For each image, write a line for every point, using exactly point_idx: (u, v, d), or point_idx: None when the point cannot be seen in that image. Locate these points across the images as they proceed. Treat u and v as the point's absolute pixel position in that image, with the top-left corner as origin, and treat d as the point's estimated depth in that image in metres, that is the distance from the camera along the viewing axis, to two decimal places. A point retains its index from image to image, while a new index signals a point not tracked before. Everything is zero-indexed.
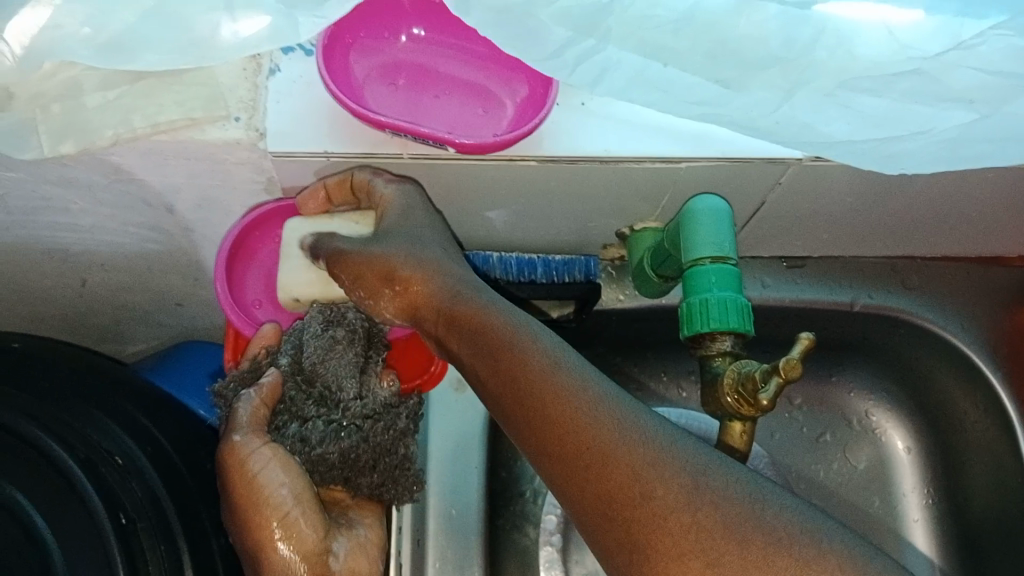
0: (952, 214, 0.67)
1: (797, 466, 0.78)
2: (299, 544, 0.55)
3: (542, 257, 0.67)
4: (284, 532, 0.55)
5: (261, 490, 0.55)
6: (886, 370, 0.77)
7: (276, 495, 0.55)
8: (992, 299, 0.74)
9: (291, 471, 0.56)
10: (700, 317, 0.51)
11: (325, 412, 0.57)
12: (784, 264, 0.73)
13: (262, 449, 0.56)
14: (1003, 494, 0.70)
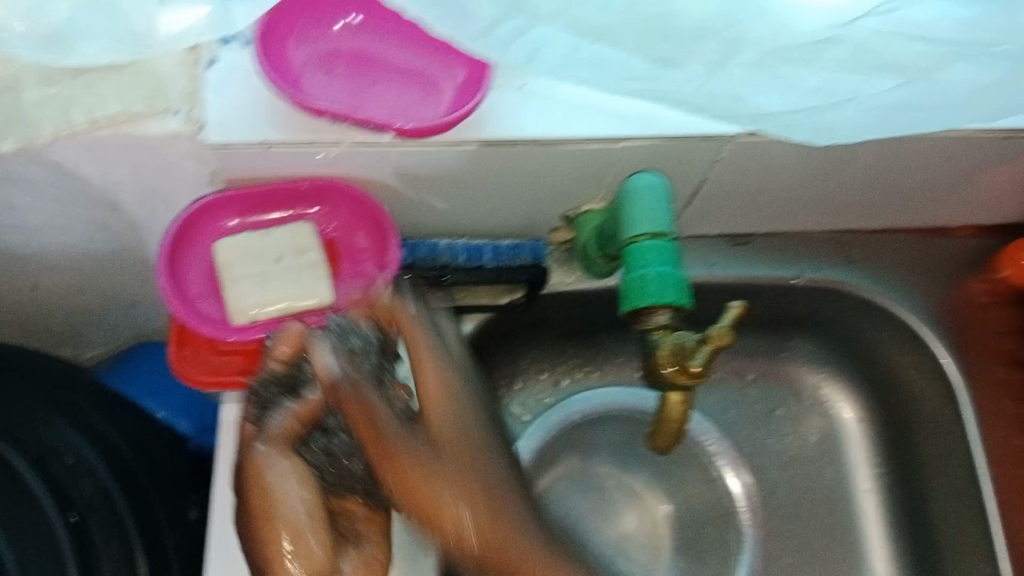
0: (887, 184, 0.69)
1: (751, 444, 0.79)
2: (310, 562, 0.49)
3: (489, 242, 0.66)
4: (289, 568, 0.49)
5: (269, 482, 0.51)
6: (835, 345, 0.78)
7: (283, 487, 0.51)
8: (936, 271, 0.76)
9: (307, 486, 0.51)
10: (639, 292, 0.52)
11: (343, 426, 0.51)
12: (730, 243, 0.74)
13: (283, 463, 0.52)
14: (948, 464, 0.72)
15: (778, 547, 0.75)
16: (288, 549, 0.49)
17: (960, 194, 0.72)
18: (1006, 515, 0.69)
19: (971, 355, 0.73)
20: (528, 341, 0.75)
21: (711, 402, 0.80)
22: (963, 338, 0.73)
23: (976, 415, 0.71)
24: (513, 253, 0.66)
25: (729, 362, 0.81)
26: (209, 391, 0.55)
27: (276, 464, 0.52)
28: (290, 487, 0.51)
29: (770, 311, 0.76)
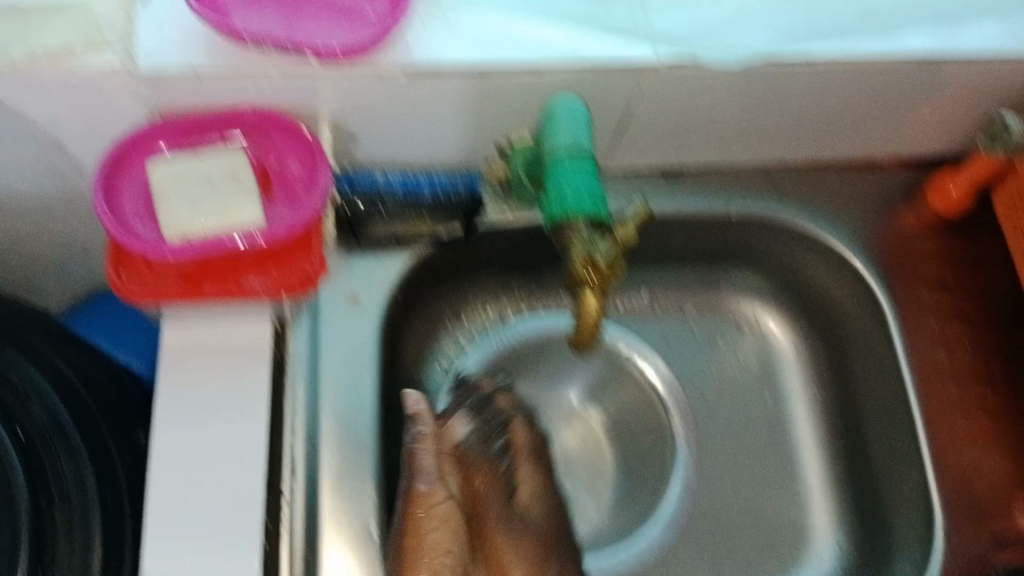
0: (808, 116, 0.71)
1: (691, 374, 0.82)
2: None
3: (426, 175, 0.68)
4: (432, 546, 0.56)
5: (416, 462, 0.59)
6: (773, 277, 0.81)
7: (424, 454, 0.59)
8: (867, 204, 0.78)
9: (450, 526, 0.57)
10: (558, 206, 0.54)
11: (490, 465, 0.62)
12: (663, 177, 0.76)
13: (460, 484, 0.60)
14: (880, 383, 0.75)
15: (718, 471, 0.78)
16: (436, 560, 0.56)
17: (881, 125, 0.74)
18: (930, 429, 0.71)
19: (896, 282, 0.76)
20: (471, 277, 0.77)
21: (652, 334, 0.83)
22: (893, 265, 0.76)
23: (901, 336, 0.74)
24: (448, 186, 0.67)
25: (670, 297, 0.83)
26: (144, 306, 0.56)
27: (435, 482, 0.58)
28: (428, 470, 0.58)
29: (705, 245, 0.79)
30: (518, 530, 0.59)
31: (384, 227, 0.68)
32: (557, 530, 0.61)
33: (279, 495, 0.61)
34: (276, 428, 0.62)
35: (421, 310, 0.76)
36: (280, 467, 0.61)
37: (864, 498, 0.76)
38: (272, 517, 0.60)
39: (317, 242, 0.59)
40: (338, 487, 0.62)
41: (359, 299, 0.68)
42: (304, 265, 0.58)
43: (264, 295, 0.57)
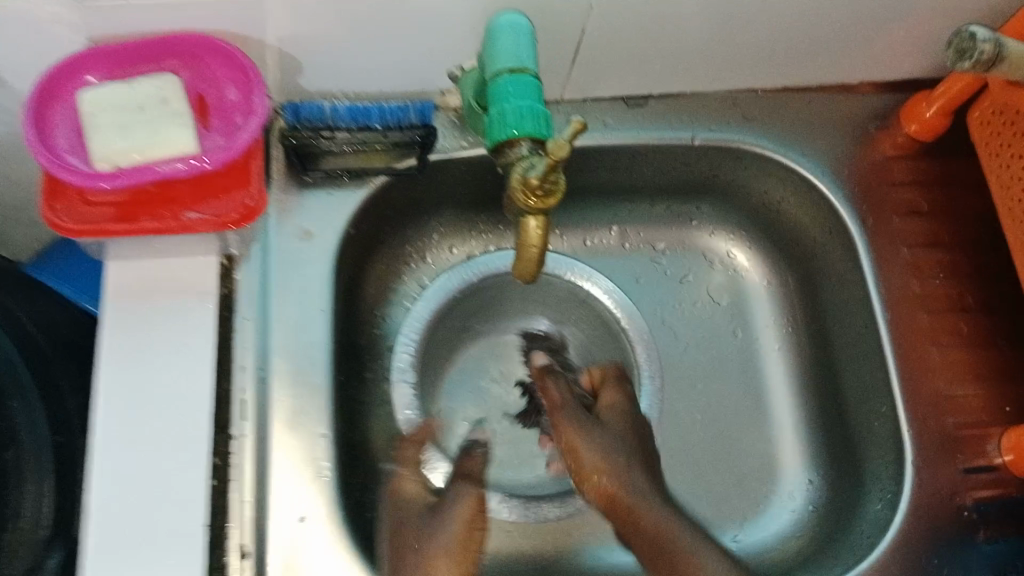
0: (772, 36, 0.68)
1: (660, 309, 0.81)
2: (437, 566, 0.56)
3: (375, 105, 0.66)
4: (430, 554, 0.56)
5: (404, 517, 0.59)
6: (741, 209, 0.80)
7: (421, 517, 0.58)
8: (840, 130, 0.76)
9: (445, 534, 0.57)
10: (499, 124, 0.53)
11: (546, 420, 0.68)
12: (625, 104, 0.73)
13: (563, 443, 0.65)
14: (849, 313, 0.74)
15: (687, 407, 0.78)
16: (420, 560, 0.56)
17: (851, 46, 0.71)
18: (903, 356, 0.69)
19: (869, 209, 0.73)
20: (433, 212, 0.76)
21: (620, 270, 0.82)
22: (865, 192, 0.74)
23: (873, 264, 0.72)
24: (398, 114, 0.66)
25: (640, 233, 0.82)
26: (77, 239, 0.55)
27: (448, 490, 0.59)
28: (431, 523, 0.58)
29: (672, 176, 0.77)
30: (609, 444, 0.65)
31: (337, 160, 0.67)
32: (636, 433, 0.66)
33: (230, 432, 0.59)
34: (226, 365, 0.60)
35: (382, 247, 0.74)
36: (229, 404, 0.59)
37: (836, 430, 0.75)
38: (220, 454, 0.58)
39: (255, 174, 0.57)
40: (292, 425, 0.61)
41: (311, 234, 0.66)
42: (243, 196, 0.56)
43: (201, 228, 0.55)
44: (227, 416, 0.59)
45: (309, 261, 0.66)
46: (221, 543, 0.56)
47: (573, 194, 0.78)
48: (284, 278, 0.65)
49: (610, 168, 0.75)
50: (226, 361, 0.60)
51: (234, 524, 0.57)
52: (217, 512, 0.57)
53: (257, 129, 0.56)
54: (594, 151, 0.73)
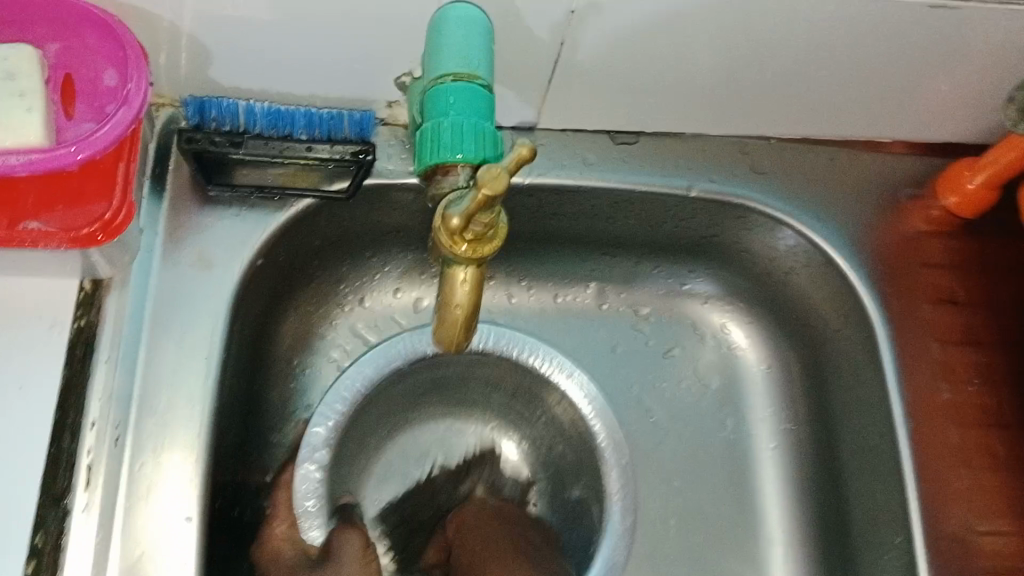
0: (798, 73, 0.56)
1: (638, 386, 0.68)
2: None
3: (301, 109, 0.53)
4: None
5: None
6: (743, 278, 0.67)
7: (303, 566, 0.54)
8: (866, 193, 0.63)
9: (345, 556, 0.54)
10: (431, 145, 0.40)
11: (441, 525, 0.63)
12: (612, 139, 0.60)
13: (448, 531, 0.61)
14: (859, 413, 0.61)
15: (659, 508, 0.65)
16: (291, 550, 0.54)
17: (891, 92, 0.58)
18: (923, 479, 0.57)
19: (894, 293, 0.61)
20: (374, 248, 0.63)
21: (596, 337, 0.69)
22: (892, 273, 0.61)
23: (894, 362, 0.59)
24: (330, 125, 0.54)
25: (621, 294, 0.69)
26: None
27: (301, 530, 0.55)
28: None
29: (663, 231, 0.65)
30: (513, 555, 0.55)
31: (253, 174, 0.55)
32: (516, 545, 0.57)
33: (67, 505, 0.46)
34: (71, 419, 0.47)
35: (308, 282, 0.62)
36: (71, 468, 0.46)
37: (837, 554, 0.62)
38: (45, 533, 0.45)
39: (120, 182, 0.44)
40: (151, 500, 0.48)
41: (207, 261, 0.54)
42: (101, 208, 0.44)
43: (42, 243, 0.42)
44: (63, 485, 0.46)
45: (201, 293, 0.53)
46: None
47: (544, 242, 0.65)
48: (165, 311, 0.52)
49: (588, 214, 0.62)
50: (73, 416, 0.47)
51: None
52: None
53: (126, 125, 0.43)
54: (568, 192, 0.60)
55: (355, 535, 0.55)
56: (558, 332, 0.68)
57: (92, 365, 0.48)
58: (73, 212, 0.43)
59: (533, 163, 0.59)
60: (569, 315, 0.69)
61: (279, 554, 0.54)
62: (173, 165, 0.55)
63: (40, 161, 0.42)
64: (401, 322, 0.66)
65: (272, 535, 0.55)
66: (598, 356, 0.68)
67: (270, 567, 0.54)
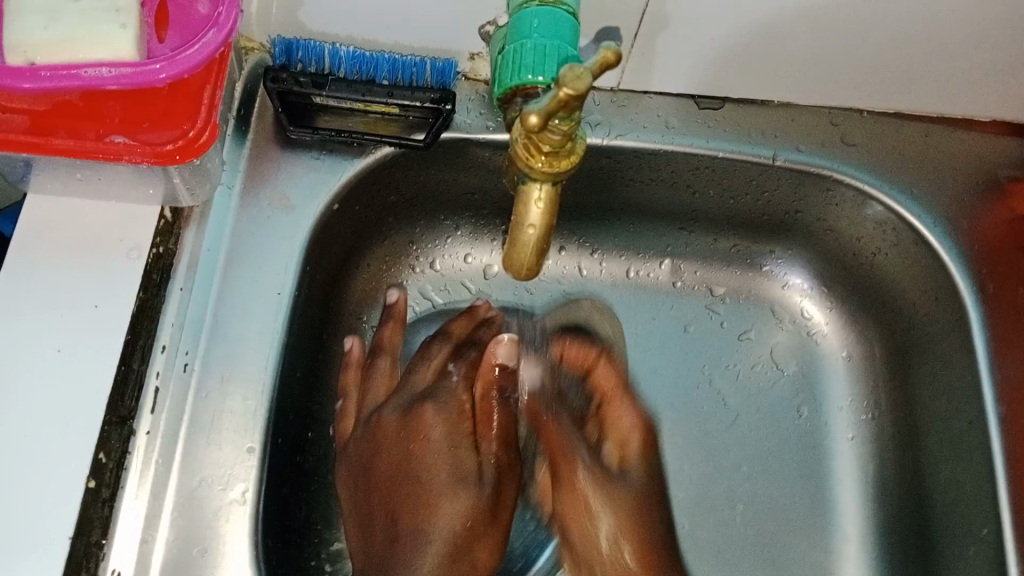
0: (895, 41, 0.53)
1: (710, 367, 0.66)
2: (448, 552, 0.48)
3: (384, 57, 0.53)
4: (448, 517, 0.48)
5: (427, 488, 0.49)
6: (827, 258, 0.65)
7: (450, 476, 0.50)
8: (964, 173, 0.60)
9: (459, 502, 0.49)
10: (513, 68, 0.40)
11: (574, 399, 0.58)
12: (696, 104, 0.59)
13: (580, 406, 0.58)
14: (948, 402, 0.58)
15: (726, 493, 0.63)
16: (439, 443, 0.51)
17: (998, 66, 0.55)
18: (1014, 470, 0.53)
19: (991, 275, 0.57)
20: (449, 210, 0.63)
21: (667, 315, 0.67)
22: (991, 256, 0.58)
23: (988, 348, 0.55)
24: (412, 72, 0.54)
25: (698, 272, 0.68)
26: None
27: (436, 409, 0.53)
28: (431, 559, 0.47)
29: (743, 205, 0.63)
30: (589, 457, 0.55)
31: (335, 121, 0.55)
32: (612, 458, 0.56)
33: (133, 425, 0.46)
34: (142, 342, 0.47)
35: (381, 237, 0.62)
36: (138, 389, 0.46)
37: (916, 548, 0.59)
38: (109, 451, 0.44)
39: (205, 102, 0.45)
40: (214, 430, 0.48)
41: (287, 199, 0.54)
42: (184, 126, 0.45)
43: (125, 155, 0.44)
44: (130, 406, 0.46)
45: (278, 230, 0.53)
46: (87, 567, 0.43)
47: (618, 212, 0.64)
48: (240, 247, 0.52)
49: (667, 182, 0.61)
50: (144, 338, 0.47)
51: (113, 547, 0.44)
52: (88, 523, 0.43)
53: (214, 46, 0.45)
54: (645, 156, 0.59)
55: (512, 467, 0.52)
56: (630, 306, 0.67)
57: (166, 291, 0.49)
58: (161, 130, 0.45)
59: (613, 124, 0.58)
60: (643, 290, 0.67)
61: (441, 433, 0.51)
62: (258, 107, 0.55)
63: (129, 75, 0.43)
64: (469, 287, 0.66)
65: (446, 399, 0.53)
66: (672, 334, 0.67)
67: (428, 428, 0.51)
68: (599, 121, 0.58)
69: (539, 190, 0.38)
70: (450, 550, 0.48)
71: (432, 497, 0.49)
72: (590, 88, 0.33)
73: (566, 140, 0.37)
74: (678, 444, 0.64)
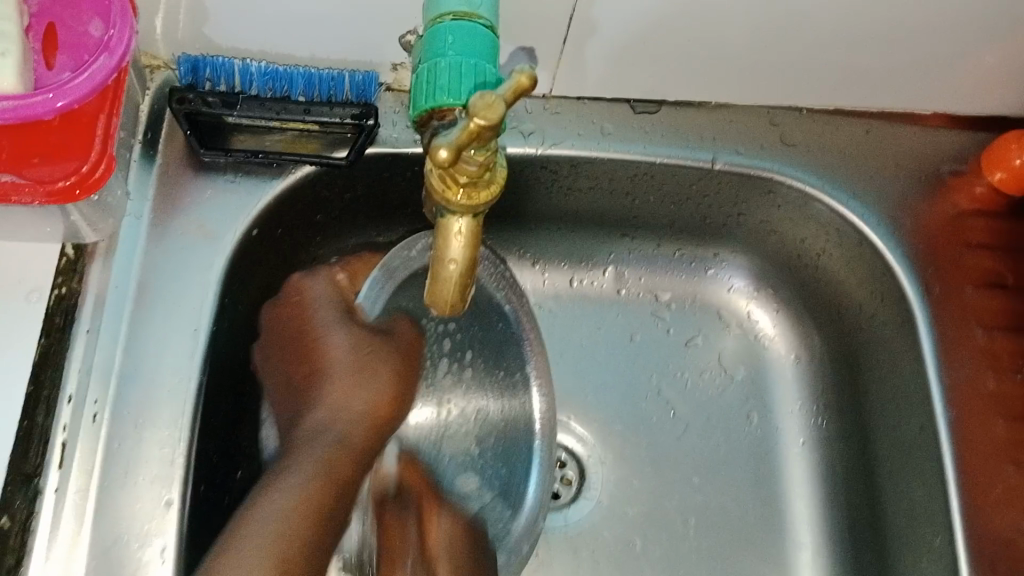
0: (832, 39, 0.51)
1: (658, 376, 0.64)
2: (342, 405, 0.50)
3: (300, 71, 0.50)
4: (330, 348, 0.51)
5: (315, 338, 0.51)
6: (772, 259, 0.63)
7: (334, 326, 0.52)
8: (904, 170, 0.59)
9: (349, 339, 0.51)
10: (427, 89, 0.37)
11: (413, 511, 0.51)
12: (632, 108, 0.57)
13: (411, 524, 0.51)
14: (897, 404, 0.57)
15: (679, 506, 0.61)
16: (314, 301, 0.52)
17: (934, 61, 0.53)
18: (965, 475, 0.52)
19: (936, 275, 0.56)
20: (381, 227, 0.60)
21: (613, 324, 0.65)
22: (934, 253, 0.57)
23: (934, 350, 0.54)
24: (330, 86, 0.51)
25: (642, 278, 0.66)
26: None
27: (320, 284, 0.53)
28: (339, 391, 0.50)
29: (685, 209, 0.61)
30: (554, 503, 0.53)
31: (251, 140, 0.51)
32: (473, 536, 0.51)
33: (39, 484, 0.43)
34: (47, 392, 0.44)
35: (310, 258, 0.58)
36: (43, 446, 0.43)
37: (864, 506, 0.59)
38: (12, 514, 0.42)
39: (99, 135, 0.42)
40: (129, 480, 0.44)
41: (203, 229, 0.50)
42: (78, 161, 0.42)
43: (13, 196, 0.40)
44: (35, 463, 0.43)
45: (193, 261, 0.49)
46: None
47: (558, 220, 0.62)
48: (153, 278, 0.48)
49: (605, 189, 0.59)
50: (48, 389, 0.44)
51: None
52: None
53: (108, 72, 0.41)
54: (581, 163, 0.56)
55: (409, 330, 0.54)
56: (576, 318, 0.65)
57: (71, 336, 0.45)
58: (51, 166, 0.41)
59: (546, 132, 0.56)
60: (588, 298, 0.66)
61: (327, 296, 0.52)
62: (166, 130, 0.51)
63: (12, 110, 0.39)
64: None
65: (322, 284, 0.53)
66: (618, 344, 0.65)
67: (312, 311, 0.52)
68: (532, 130, 0.55)
69: (457, 223, 0.36)
70: (358, 377, 0.50)
71: (322, 342, 0.51)
72: (503, 119, 0.31)
73: (478, 171, 0.34)
74: (629, 456, 0.62)
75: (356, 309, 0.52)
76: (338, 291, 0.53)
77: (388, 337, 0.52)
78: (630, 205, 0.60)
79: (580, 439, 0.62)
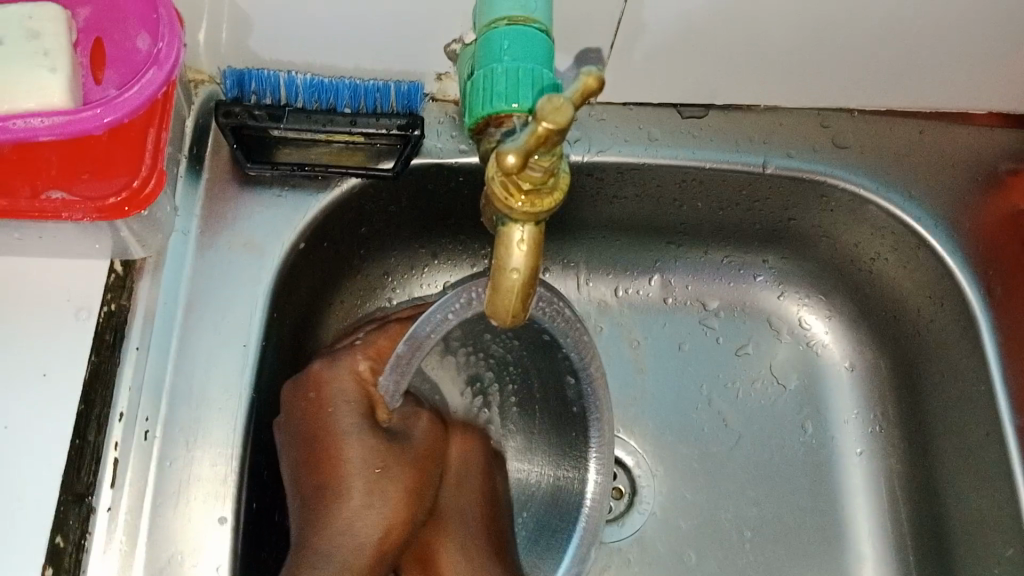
0: (884, 39, 0.50)
1: (707, 387, 0.63)
2: (356, 524, 0.46)
3: (346, 82, 0.50)
4: (343, 450, 0.46)
5: (331, 442, 0.46)
6: (825, 266, 0.62)
7: (354, 426, 0.47)
8: (961, 171, 0.57)
9: (367, 442, 0.47)
10: (485, 94, 0.37)
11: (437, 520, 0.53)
12: (679, 113, 0.56)
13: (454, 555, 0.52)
14: (959, 414, 0.55)
15: (734, 520, 0.60)
16: (337, 391, 0.48)
17: (990, 57, 0.52)
18: None
19: (997, 277, 0.54)
20: (426, 240, 0.59)
21: (661, 334, 0.64)
22: (995, 256, 0.55)
23: (998, 356, 0.53)
24: (375, 97, 0.50)
25: (689, 287, 0.65)
26: None
27: (342, 371, 0.48)
28: (353, 503, 0.46)
29: (734, 215, 0.60)
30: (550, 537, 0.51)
31: (296, 153, 0.50)
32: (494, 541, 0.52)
33: (92, 502, 0.42)
34: (97, 411, 0.43)
35: (355, 271, 0.58)
36: (95, 465, 0.43)
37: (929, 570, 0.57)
38: (66, 534, 0.41)
39: (149, 151, 0.42)
40: (180, 498, 0.44)
41: (252, 245, 0.50)
42: (129, 176, 0.41)
43: (64, 213, 0.40)
44: (87, 482, 0.42)
45: (240, 278, 0.49)
46: None
47: (602, 228, 0.61)
48: (203, 291, 0.48)
49: (653, 197, 0.58)
50: (100, 407, 0.43)
51: None
52: None
53: (156, 86, 0.40)
54: (629, 170, 0.55)
55: (424, 420, 0.51)
56: (622, 328, 0.64)
57: (121, 353, 0.45)
58: (101, 182, 0.41)
59: (593, 139, 0.55)
60: (635, 308, 0.64)
61: (348, 390, 0.48)
62: (211, 144, 0.51)
63: (63, 124, 0.39)
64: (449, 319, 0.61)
65: (347, 368, 0.48)
66: (667, 352, 0.64)
67: (332, 406, 0.47)
68: (578, 137, 0.55)
69: (518, 234, 0.35)
70: (371, 492, 0.46)
71: (336, 445, 0.46)
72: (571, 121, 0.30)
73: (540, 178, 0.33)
74: (681, 470, 0.61)
75: (379, 403, 0.48)
76: (360, 382, 0.48)
77: (404, 444, 0.48)
78: (679, 210, 0.59)
79: (633, 454, 0.61)
